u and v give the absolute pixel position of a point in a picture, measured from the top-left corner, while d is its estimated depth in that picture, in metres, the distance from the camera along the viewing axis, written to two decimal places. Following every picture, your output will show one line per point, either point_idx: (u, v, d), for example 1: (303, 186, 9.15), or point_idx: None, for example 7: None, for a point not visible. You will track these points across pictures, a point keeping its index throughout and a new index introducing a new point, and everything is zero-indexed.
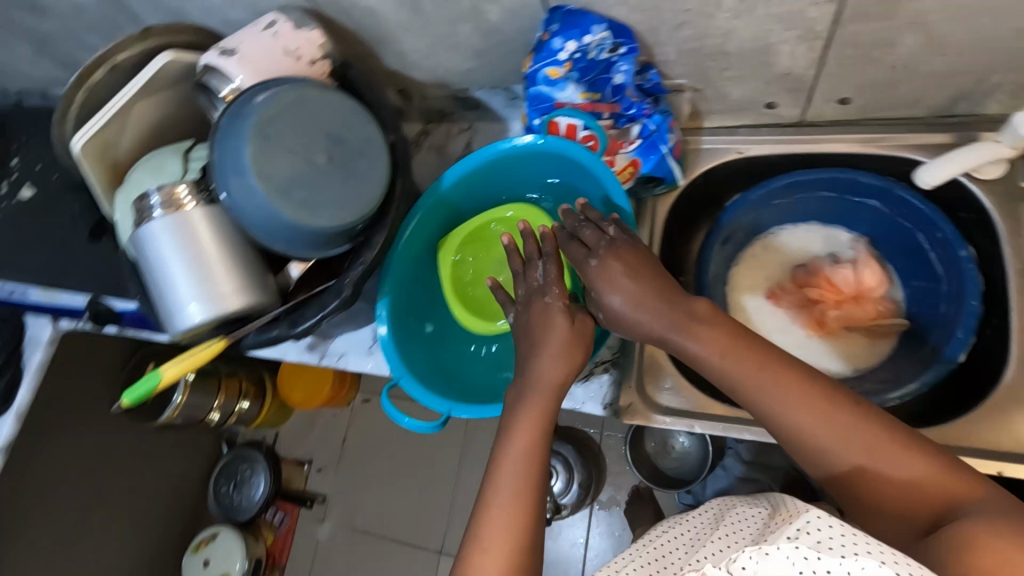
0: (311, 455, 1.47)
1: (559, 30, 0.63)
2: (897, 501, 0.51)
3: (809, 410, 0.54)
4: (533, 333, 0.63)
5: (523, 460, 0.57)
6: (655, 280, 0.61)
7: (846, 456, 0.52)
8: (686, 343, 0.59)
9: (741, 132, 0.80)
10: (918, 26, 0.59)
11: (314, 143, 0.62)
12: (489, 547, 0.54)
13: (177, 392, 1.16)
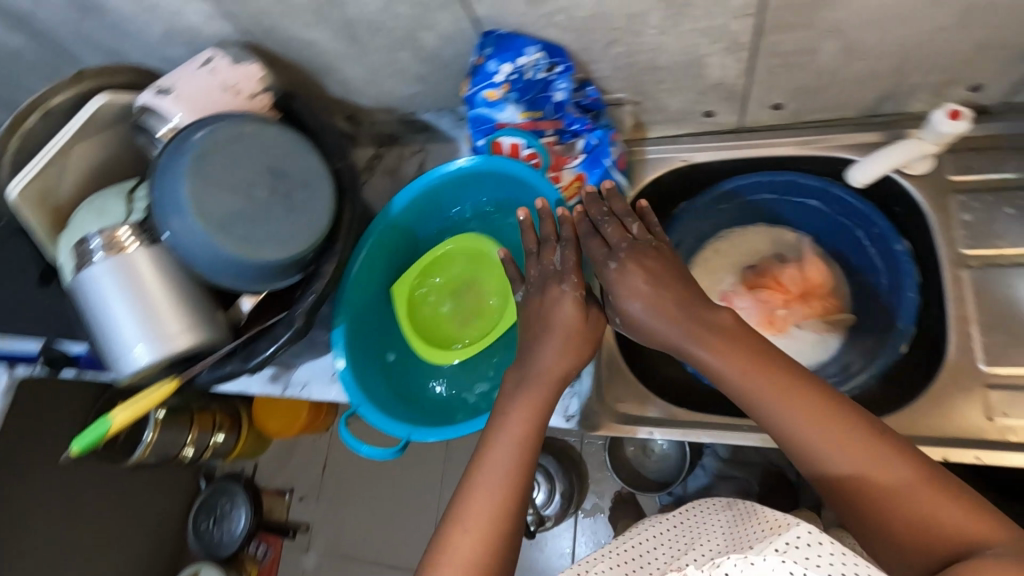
0: (291, 484, 1.44)
1: (494, 53, 0.64)
2: (899, 528, 0.48)
3: (812, 414, 0.52)
4: (541, 320, 0.63)
5: (517, 445, 0.58)
6: (676, 284, 0.61)
7: (847, 467, 0.50)
8: (696, 350, 0.58)
9: (683, 140, 0.82)
10: (835, 34, 0.62)
11: (255, 176, 0.62)
12: (468, 527, 0.55)
13: (148, 430, 1.13)
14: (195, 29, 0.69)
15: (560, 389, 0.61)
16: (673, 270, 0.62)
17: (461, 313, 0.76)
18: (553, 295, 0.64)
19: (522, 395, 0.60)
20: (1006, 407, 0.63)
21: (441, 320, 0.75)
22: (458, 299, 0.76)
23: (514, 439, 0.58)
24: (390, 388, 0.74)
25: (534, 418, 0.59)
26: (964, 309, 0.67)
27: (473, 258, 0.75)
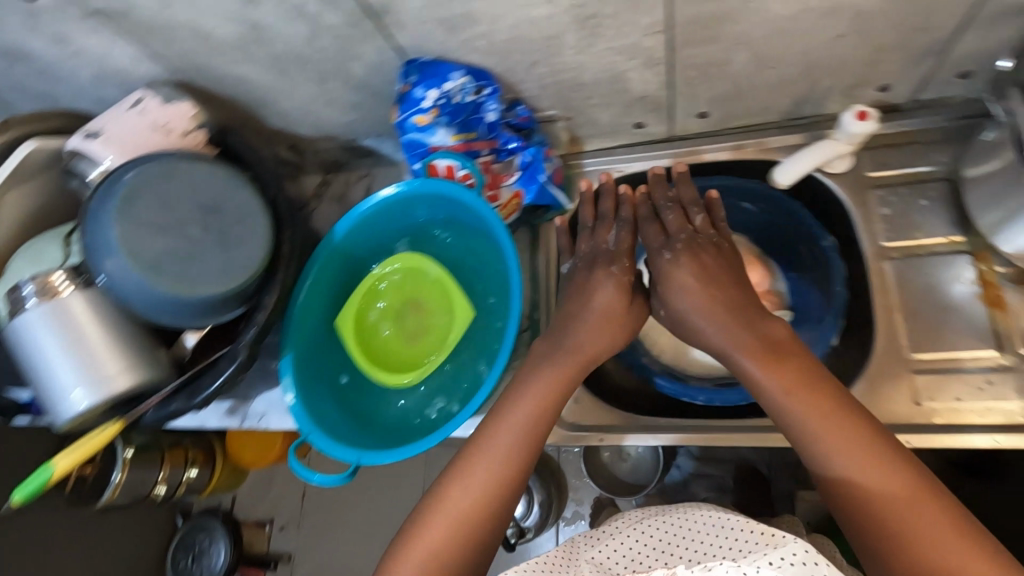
0: (271, 514, 1.39)
1: (419, 80, 0.66)
2: (887, 538, 0.49)
3: (829, 421, 0.54)
4: (572, 307, 0.68)
5: (529, 422, 0.62)
6: (725, 292, 0.64)
7: (852, 474, 0.52)
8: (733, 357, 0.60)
9: (618, 152, 0.85)
10: (744, 45, 0.64)
11: (188, 214, 0.63)
12: (468, 486, 0.59)
13: (116, 470, 1.09)
14: (124, 71, 0.70)
15: (586, 368, 0.66)
16: (721, 272, 0.65)
17: (411, 334, 0.76)
18: (594, 277, 0.69)
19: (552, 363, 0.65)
20: (933, 391, 0.66)
21: (392, 344, 0.76)
22: (405, 322, 0.76)
23: (526, 417, 0.62)
24: (346, 414, 0.74)
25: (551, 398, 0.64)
26: (888, 298, 0.70)
27: (416, 280, 0.77)
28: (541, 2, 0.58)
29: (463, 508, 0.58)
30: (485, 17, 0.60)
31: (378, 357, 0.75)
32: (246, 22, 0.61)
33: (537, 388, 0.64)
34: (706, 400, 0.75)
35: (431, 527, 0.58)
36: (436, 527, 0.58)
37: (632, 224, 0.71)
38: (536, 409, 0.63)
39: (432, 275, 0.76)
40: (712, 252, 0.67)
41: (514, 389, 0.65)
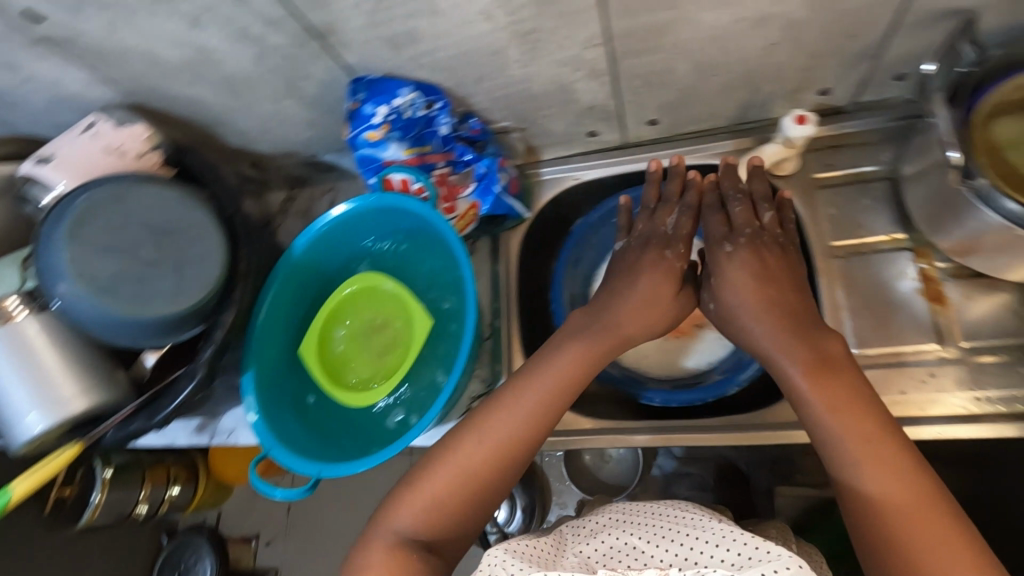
0: (257, 529, 1.37)
1: (367, 97, 0.68)
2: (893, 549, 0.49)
3: (853, 417, 0.55)
4: (615, 292, 0.70)
5: (556, 388, 0.63)
6: (776, 296, 0.65)
7: (864, 470, 0.52)
8: (773, 355, 0.62)
9: (575, 159, 0.86)
10: (683, 55, 0.66)
11: (142, 236, 0.65)
12: (485, 436, 0.61)
13: (96, 491, 1.08)
14: (77, 95, 0.71)
15: (621, 346, 0.68)
16: (775, 275, 0.66)
17: (370, 350, 0.75)
18: (645, 258, 0.71)
19: (591, 341, 0.66)
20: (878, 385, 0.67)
21: (351, 362, 0.75)
22: (364, 339, 0.76)
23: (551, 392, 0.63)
24: (309, 429, 0.75)
25: (575, 378, 0.64)
26: (836, 296, 0.71)
27: (374, 296, 0.76)
28: (479, 19, 0.59)
29: (472, 463, 0.60)
30: (427, 34, 0.61)
31: (343, 373, 0.75)
32: (192, 44, 0.62)
33: (566, 364, 0.65)
34: (662, 403, 0.76)
35: (437, 476, 0.59)
36: (442, 477, 0.59)
37: (695, 210, 0.73)
38: (563, 384, 0.64)
39: (388, 292, 0.75)
40: (765, 253, 0.68)
41: (549, 356, 0.66)
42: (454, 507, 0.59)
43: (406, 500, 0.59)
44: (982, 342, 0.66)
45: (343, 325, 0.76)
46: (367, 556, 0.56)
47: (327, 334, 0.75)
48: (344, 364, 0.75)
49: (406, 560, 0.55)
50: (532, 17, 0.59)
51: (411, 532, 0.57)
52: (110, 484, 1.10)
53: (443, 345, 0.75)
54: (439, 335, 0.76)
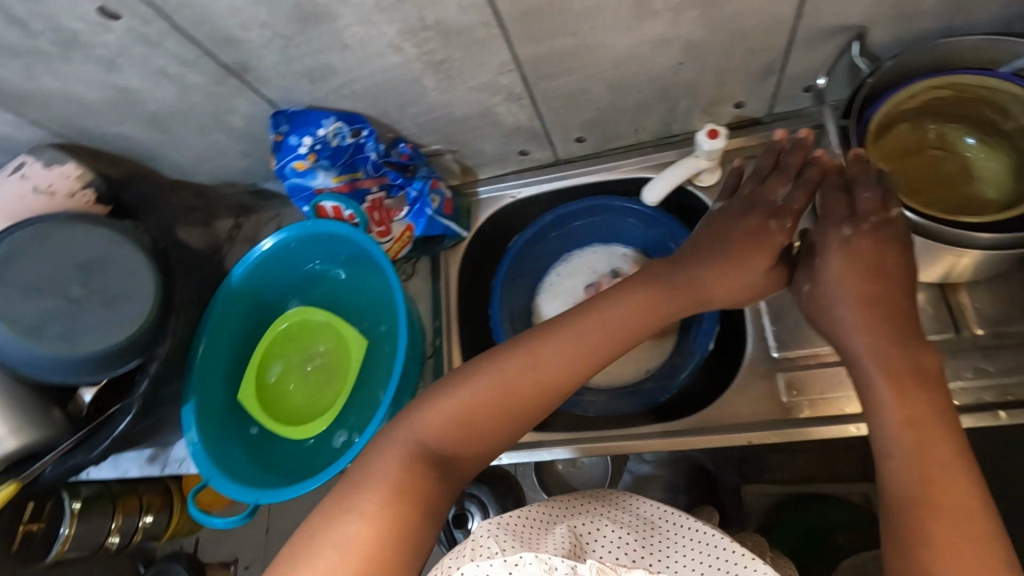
0: (236, 554, 1.29)
1: (291, 129, 0.70)
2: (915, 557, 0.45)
3: (925, 435, 0.49)
4: (699, 260, 0.61)
5: (607, 341, 0.59)
6: (872, 286, 0.56)
7: (916, 482, 0.47)
8: (856, 352, 0.55)
9: (510, 178, 0.88)
10: (595, 76, 0.68)
11: (71, 274, 0.66)
12: (536, 364, 0.58)
13: (64, 525, 1.05)
14: (8, 136, 0.72)
15: (693, 305, 0.62)
16: (882, 262, 0.56)
17: (310, 383, 0.78)
18: (746, 224, 0.61)
19: (668, 299, 0.61)
20: (799, 386, 0.70)
21: (291, 394, 0.78)
22: (304, 372, 0.78)
23: (599, 347, 0.59)
24: (255, 458, 0.77)
25: (629, 333, 0.60)
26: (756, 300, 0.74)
27: (310, 329, 0.79)
28: (389, 51, 0.61)
29: (506, 392, 0.57)
30: (342, 68, 0.63)
31: (284, 404, 0.77)
32: (113, 85, 0.64)
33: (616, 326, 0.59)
34: (596, 411, 0.79)
35: (465, 395, 0.58)
36: (473, 392, 0.58)
37: (813, 186, 0.62)
38: (606, 343, 0.59)
39: (323, 322, 0.78)
40: (886, 251, 0.57)
41: (607, 304, 0.61)
42: (474, 432, 0.57)
43: (431, 412, 0.57)
44: None
45: (283, 359, 0.79)
46: (378, 463, 0.55)
47: (265, 368, 0.78)
48: (284, 396, 0.77)
49: (415, 470, 0.54)
50: (439, 47, 0.61)
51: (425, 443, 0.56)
52: (78, 515, 1.06)
53: (381, 369, 0.77)
54: (375, 357, 0.77)
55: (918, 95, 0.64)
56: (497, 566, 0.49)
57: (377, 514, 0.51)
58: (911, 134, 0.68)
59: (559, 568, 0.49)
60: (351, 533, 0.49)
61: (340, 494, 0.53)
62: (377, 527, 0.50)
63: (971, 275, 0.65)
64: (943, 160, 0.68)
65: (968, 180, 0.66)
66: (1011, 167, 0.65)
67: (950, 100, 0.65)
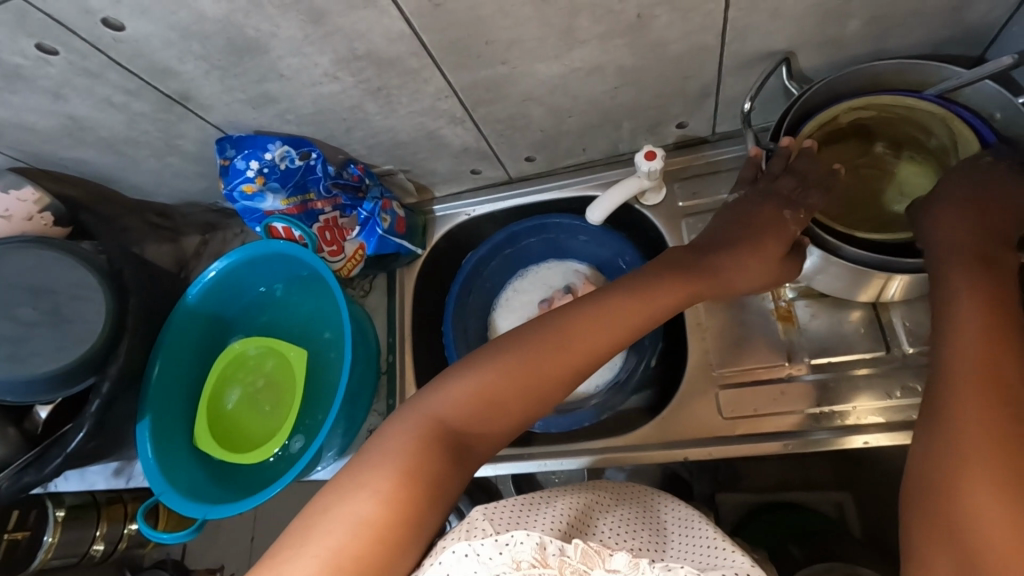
0: (223, 560, 1.28)
1: (237, 153, 0.71)
2: (932, 465, 0.47)
3: (972, 409, 0.47)
4: (732, 247, 0.65)
5: (626, 325, 0.59)
6: (967, 246, 0.55)
7: (953, 428, 0.47)
8: (947, 317, 0.53)
9: (465, 196, 0.90)
10: (533, 100, 0.70)
11: (23, 298, 0.69)
12: (560, 343, 0.57)
13: (48, 533, 1.08)
14: None
15: (715, 289, 0.65)
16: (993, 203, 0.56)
17: (261, 409, 0.79)
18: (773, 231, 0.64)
19: (701, 281, 0.63)
20: (736, 404, 0.71)
21: (243, 420, 0.79)
22: (256, 396, 0.80)
23: (630, 326, 0.59)
24: (211, 474, 0.78)
25: (658, 315, 0.61)
26: (699, 317, 0.76)
27: (251, 360, 0.81)
28: (325, 79, 0.63)
29: (525, 369, 0.56)
30: (281, 95, 0.65)
31: (240, 424, 0.79)
32: (63, 115, 0.66)
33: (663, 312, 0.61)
34: (543, 427, 0.78)
35: (483, 373, 0.55)
36: (492, 369, 0.56)
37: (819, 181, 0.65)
38: (644, 326, 0.60)
39: (265, 348, 0.81)
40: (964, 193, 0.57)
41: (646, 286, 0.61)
42: (493, 409, 0.55)
43: (450, 391, 0.55)
44: (834, 358, 0.69)
45: (237, 386, 0.81)
46: (393, 438, 0.52)
47: (219, 390, 0.80)
48: (238, 415, 0.80)
49: (430, 448, 0.52)
50: (375, 76, 0.63)
51: (442, 421, 0.53)
52: (62, 524, 1.09)
53: (331, 382, 0.79)
54: (325, 368, 0.80)
55: (839, 117, 0.66)
56: (487, 547, 0.48)
57: (390, 496, 0.48)
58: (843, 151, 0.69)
59: (549, 548, 0.48)
60: (361, 511, 0.47)
61: (354, 468, 0.51)
62: (389, 505, 0.48)
63: (903, 296, 0.66)
64: (875, 178, 0.69)
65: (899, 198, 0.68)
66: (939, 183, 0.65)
67: (875, 119, 0.66)
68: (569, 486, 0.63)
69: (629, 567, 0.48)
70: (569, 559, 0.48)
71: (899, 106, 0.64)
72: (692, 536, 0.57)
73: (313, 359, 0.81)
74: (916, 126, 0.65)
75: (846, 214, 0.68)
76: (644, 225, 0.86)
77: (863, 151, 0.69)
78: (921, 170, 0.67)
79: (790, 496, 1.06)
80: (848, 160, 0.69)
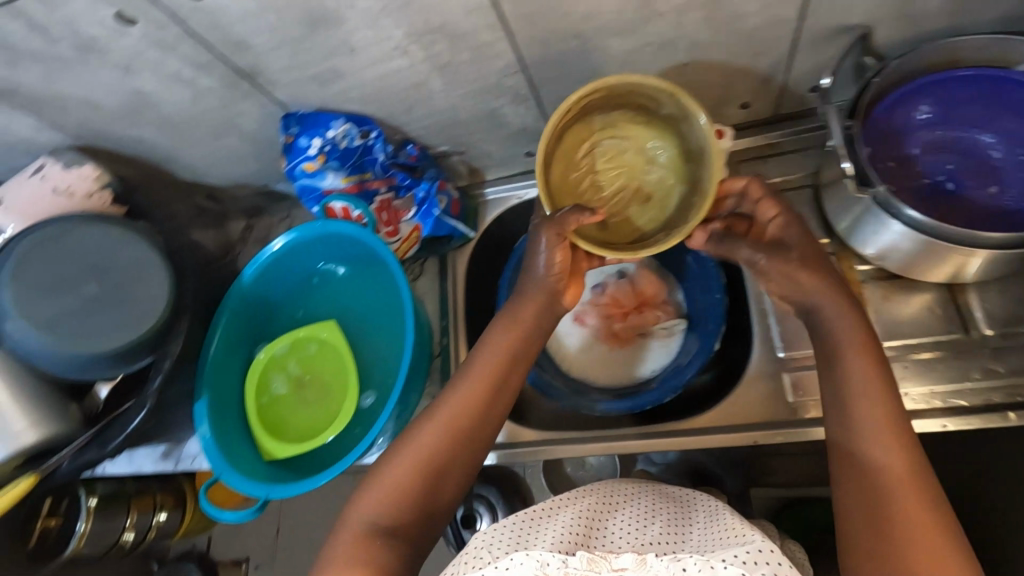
0: (248, 550, 1.32)
1: (301, 130, 0.71)
2: (862, 511, 0.50)
3: (884, 455, 0.51)
4: (524, 284, 0.67)
5: (496, 369, 0.63)
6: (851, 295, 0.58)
7: (881, 477, 0.50)
8: (843, 373, 0.55)
9: (518, 178, 0.89)
10: (599, 78, 0.69)
11: (85, 274, 0.68)
12: (443, 413, 0.61)
13: (81, 520, 1.09)
14: (29, 140, 0.75)
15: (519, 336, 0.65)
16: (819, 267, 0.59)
17: (306, 401, 0.78)
18: (540, 237, 0.64)
19: (496, 328, 0.66)
20: (804, 387, 0.70)
21: (291, 410, 0.78)
22: (302, 387, 0.79)
23: (491, 379, 0.63)
24: (271, 464, 0.76)
25: (503, 365, 0.64)
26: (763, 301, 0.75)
27: (285, 354, 0.80)
28: (395, 54, 0.62)
29: (437, 442, 0.60)
30: (348, 71, 0.64)
31: (286, 416, 0.78)
32: (129, 89, 0.66)
33: (491, 355, 0.64)
34: (605, 411, 0.77)
35: (390, 474, 0.58)
36: (397, 470, 0.58)
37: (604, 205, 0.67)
38: (494, 376, 0.63)
39: (306, 340, 0.80)
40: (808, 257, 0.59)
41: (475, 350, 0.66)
42: (416, 489, 0.58)
43: (374, 488, 0.58)
44: (904, 339, 0.68)
45: (283, 375, 0.79)
46: (333, 546, 0.55)
47: (261, 386, 0.78)
48: (286, 407, 0.78)
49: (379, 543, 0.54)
50: (445, 50, 0.62)
51: (381, 517, 0.56)
52: (96, 512, 1.10)
53: (389, 363, 0.79)
54: (378, 348, 0.80)
55: (575, 104, 0.63)
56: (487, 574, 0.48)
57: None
58: (577, 133, 0.67)
59: (550, 564, 0.47)
60: None
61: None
62: None
63: (980, 275, 0.64)
64: (622, 150, 0.68)
65: (648, 166, 0.68)
66: (680, 150, 0.66)
67: (605, 97, 0.65)
68: (570, 494, 0.69)
69: (635, 565, 0.48)
70: (572, 570, 0.46)
71: (622, 84, 0.63)
72: (715, 525, 0.61)
73: (366, 343, 0.81)
74: (647, 97, 0.64)
75: (612, 199, 0.68)
76: None
77: (608, 121, 0.67)
78: (658, 131, 0.67)
79: (817, 491, 1.05)
80: (585, 139, 0.67)
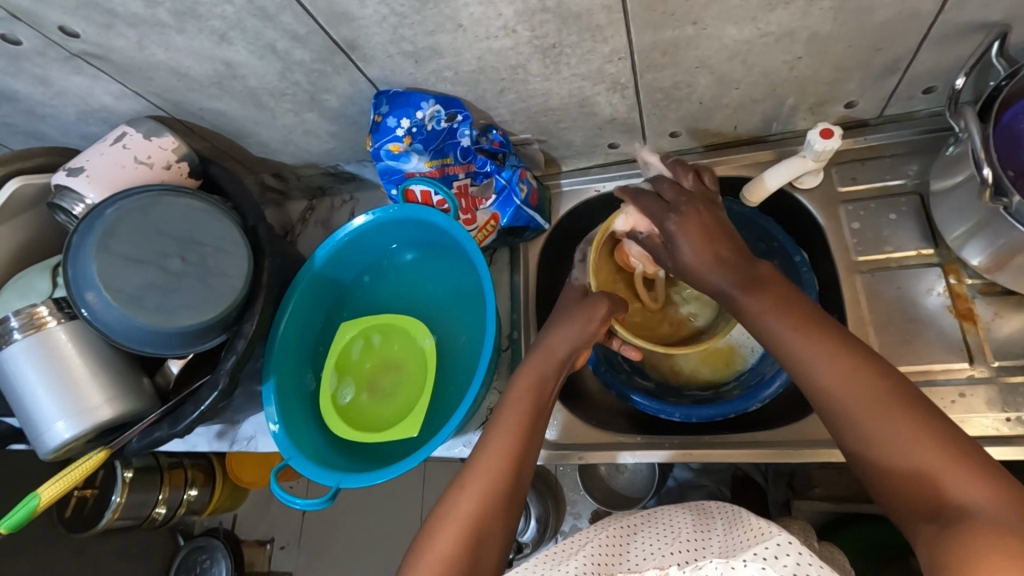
0: (273, 532, 1.30)
1: (390, 110, 0.68)
2: (911, 492, 0.46)
3: (889, 429, 0.48)
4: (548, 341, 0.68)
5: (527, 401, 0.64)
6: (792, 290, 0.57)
7: (903, 451, 0.47)
8: (811, 377, 0.52)
9: (594, 171, 0.86)
10: (705, 68, 0.65)
11: (168, 248, 0.66)
12: (488, 453, 0.61)
13: (116, 492, 1.08)
14: (108, 107, 0.74)
15: (559, 369, 0.67)
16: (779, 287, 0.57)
17: (381, 389, 0.76)
18: (589, 306, 0.69)
19: (528, 366, 0.67)
20: None
21: (369, 413, 0.75)
22: (370, 378, 0.77)
23: (520, 425, 0.63)
24: (338, 451, 0.74)
25: (537, 393, 0.65)
26: (859, 309, 0.71)
27: (353, 363, 0.77)
28: (500, 34, 0.59)
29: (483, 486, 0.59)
30: (449, 49, 0.62)
31: (356, 414, 0.75)
32: (219, 59, 0.64)
33: (516, 398, 0.65)
34: (683, 417, 0.75)
35: (433, 548, 0.56)
36: (438, 541, 0.56)
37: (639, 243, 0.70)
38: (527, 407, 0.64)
39: (368, 332, 0.78)
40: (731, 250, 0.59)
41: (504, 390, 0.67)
42: (484, 539, 0.57)
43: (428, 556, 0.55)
44: (1015, 357, 0.65)
45: (353, 381, 0.76)
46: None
47: (332, 393, 0.75)
48: (359, 407, 0.75)
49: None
50: (554, 31, 0.59)
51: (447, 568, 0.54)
52: (130, 485, 1.09)
53: (469, 347, 0.77)
54: (448, 336, 0.79)
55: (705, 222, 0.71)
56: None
57: None
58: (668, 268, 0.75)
59: None
60: None
61: None
62: None
63: None
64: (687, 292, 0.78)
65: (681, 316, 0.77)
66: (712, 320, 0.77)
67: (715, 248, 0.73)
68: (600, 523, 0.71)
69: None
70: None
71: None
72: (739, 525, 0.60)
73: (437, 320, 0.80)
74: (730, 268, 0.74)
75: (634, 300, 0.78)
76: (790, 210, 0.81)
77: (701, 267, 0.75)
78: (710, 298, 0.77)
79: None
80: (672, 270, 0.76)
